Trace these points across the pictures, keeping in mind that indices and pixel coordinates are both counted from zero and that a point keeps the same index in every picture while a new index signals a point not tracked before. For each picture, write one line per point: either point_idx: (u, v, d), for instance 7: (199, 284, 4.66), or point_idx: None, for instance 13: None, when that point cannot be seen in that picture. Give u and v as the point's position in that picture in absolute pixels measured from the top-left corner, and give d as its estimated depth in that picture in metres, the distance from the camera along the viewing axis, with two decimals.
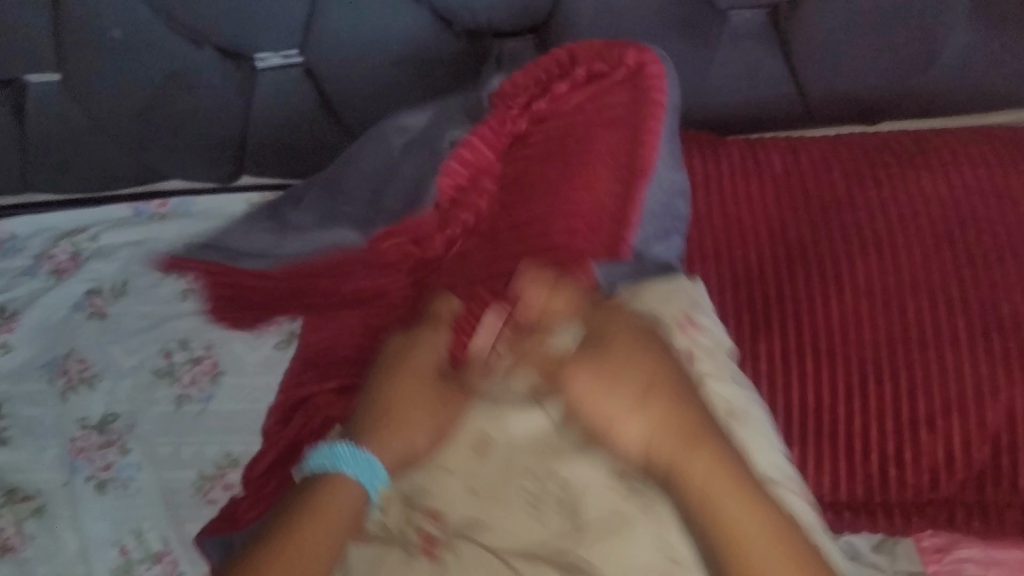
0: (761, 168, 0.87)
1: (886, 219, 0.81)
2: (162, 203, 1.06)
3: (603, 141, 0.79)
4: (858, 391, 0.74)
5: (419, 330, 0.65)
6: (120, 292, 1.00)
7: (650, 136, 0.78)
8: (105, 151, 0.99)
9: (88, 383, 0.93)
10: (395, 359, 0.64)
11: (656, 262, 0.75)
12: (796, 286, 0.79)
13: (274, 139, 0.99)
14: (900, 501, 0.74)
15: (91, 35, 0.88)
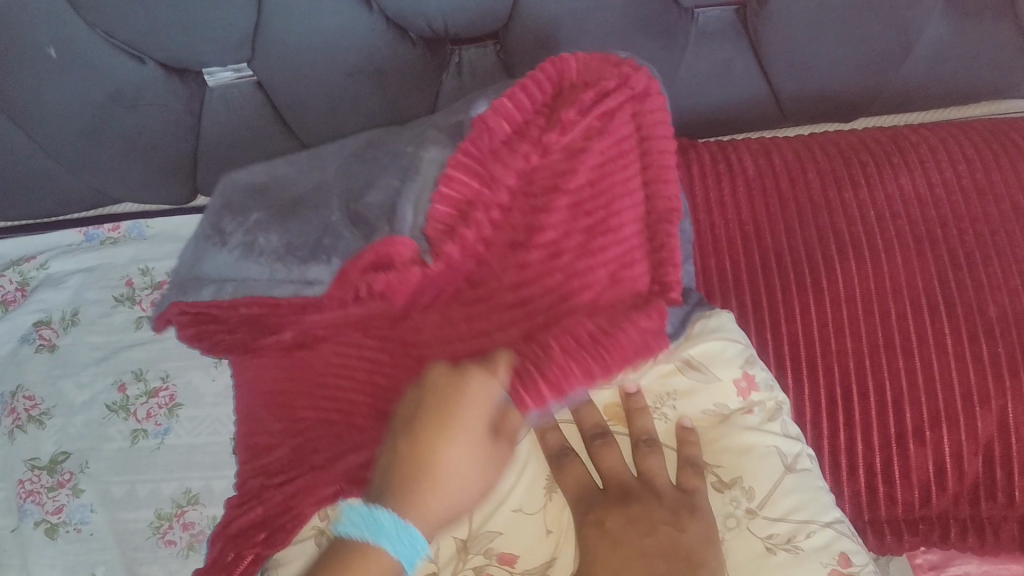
0: (735, 170, 0.84)
1: (865, 221, 0.77)
2: (114, 227, 1.01)
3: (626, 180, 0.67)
4: (842, 406, 0.71)
5: (471, 371, 0.56)
6: (70, 322, 0.96)
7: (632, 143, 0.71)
8: (50, 177, 0.94)
9: (37, 421, 0.89)
10: (440, 408, 0.54)
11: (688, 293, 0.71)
12: (774, 295, 0.75)
13: (228, 153, 0.95)
14: (890, 518, 0.71)
15: (24, 57, 0.79)
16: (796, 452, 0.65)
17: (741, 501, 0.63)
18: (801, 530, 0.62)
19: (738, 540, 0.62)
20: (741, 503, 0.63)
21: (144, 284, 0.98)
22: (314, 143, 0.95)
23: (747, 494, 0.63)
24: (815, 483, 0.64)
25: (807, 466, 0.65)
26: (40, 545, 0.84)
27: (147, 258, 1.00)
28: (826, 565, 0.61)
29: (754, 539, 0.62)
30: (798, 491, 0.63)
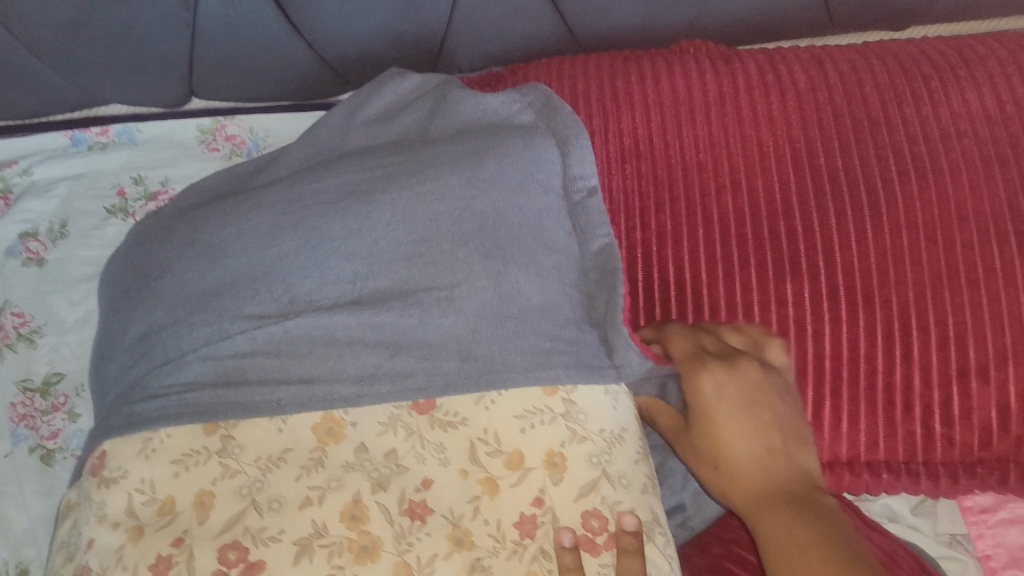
0: (783, 83, 0.76)
1: (928, 141, 0.71)
2: (102, 130, 0.94)
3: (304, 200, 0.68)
4: (901, 340, 0.66)
5: None
6: (59, 235, 0.89)
7: (455, 144, 0.68)
8: (32, 76, 0.86)
9: (28, 339, 0.83)
10: None
11: (389, 205, 0.63)
12: (829, 221, 0.69)
13: (228, 57, 0.86)
14: (945, 460, 0.67)
15: None
16: (107, 451, 0.60)
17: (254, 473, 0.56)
18: (292, 461, 0.57)
19: (339, 498, 0.55)
20: (195, 525, 0.55)
21: (137, 195, 0.91)
22: (322, 44, 0.86)
23: (287, 437, 0.58)
24: (222, 415, 0.58)
25: (223, 350, 0.60)
26: (36, 474, 0.79)
27: (139, 164, 0.93)
28: (384, 507, 0.55)
29: (463, 446, 0.57)
30: (260, 430, 0.58)
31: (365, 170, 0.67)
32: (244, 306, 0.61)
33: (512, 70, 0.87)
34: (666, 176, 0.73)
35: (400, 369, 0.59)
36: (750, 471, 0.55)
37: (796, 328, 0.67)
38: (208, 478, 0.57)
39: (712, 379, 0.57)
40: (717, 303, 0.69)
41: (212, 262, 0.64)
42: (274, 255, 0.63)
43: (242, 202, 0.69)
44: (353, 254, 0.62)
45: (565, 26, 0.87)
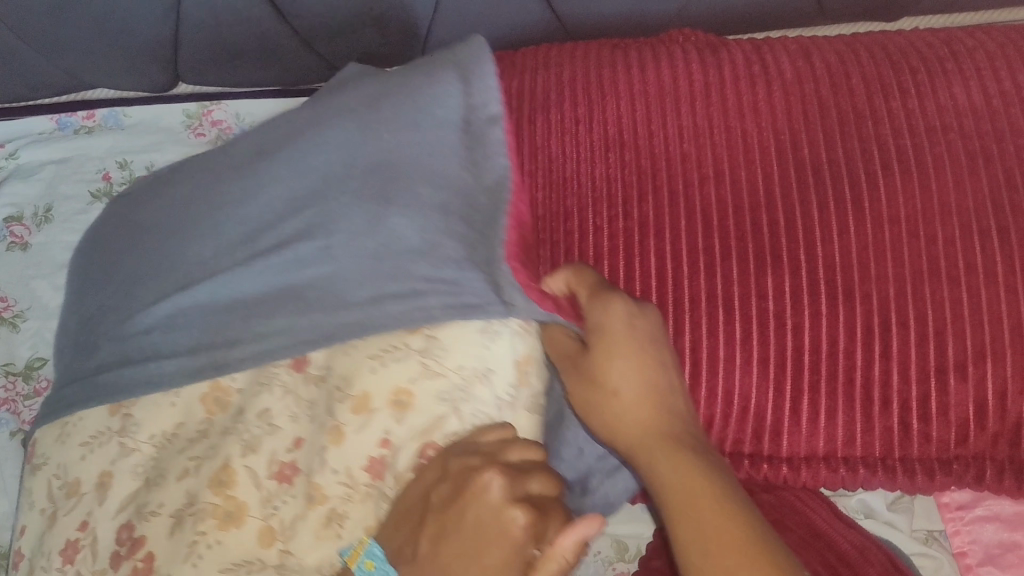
0: (769, 74, 0.75)
1: (913, 134, 0.70)
2: (89, 114, 0.93)
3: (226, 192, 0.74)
4: (879, 334, 0.65)
5: None
6: (43, 219, 0.89)
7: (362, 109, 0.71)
8: (16, 58, 0.85)
9: (12, 323, 0.84)
10: None
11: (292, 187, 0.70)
12: (812, 213, 0.68)
13: (212, 40, 0.86)
14: (922, 456, 0.67)
15: None
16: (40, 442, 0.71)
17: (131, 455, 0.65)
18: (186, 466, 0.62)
19: (212, 467, 0.61)
20: (95, 506, 0.64)
21: (122, 179, 0.91)
22: (307, 29, 0.86)
23: (178, 410, 0.66)
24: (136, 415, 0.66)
25: (108, 349, 0.70)
26: (19, 457, 0.79)
27: (124, 148, 0.92)
28: (240, 472, 0.60)
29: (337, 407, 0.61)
30: (154, 413, 0.66)
31: (273, 154, 0.73)
32: (157, 278, 0.71)
33: (500, 57, 0.86)
34: (649, 166, 0.72)
35: (290, 329, 0.64)
36: (636, 416, 0.55)
37: (776, 321, 0.66)
38: (78, 469, 0.66)
39: (621, 311, 0.57)
40: (697, 295, 0.67)
41: (137, 265, 0.73)
42: (189, 246, 0.71)
43: (167, 205, 0.77)
44: (247, 239, 0.69)
45: (552, 14, 0.86)
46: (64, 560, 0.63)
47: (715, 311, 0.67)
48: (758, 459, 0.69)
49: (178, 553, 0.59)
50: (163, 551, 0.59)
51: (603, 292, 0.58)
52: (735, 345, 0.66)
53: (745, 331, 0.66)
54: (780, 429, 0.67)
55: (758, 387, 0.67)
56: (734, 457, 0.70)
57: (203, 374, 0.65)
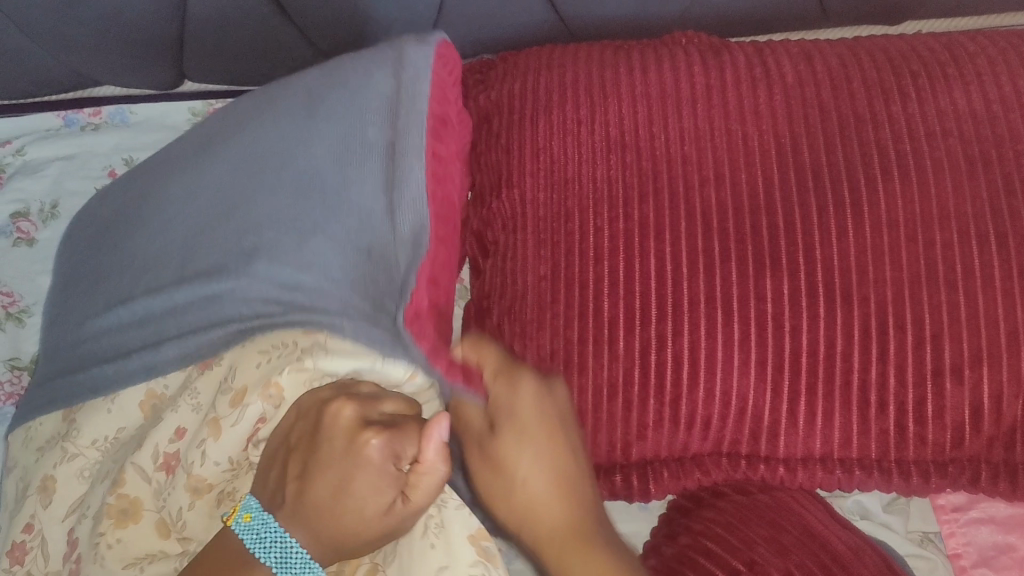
0: (770, 77, 0.76)
1: (912, 138, 0.71)
2: (95, 111, 0.94)
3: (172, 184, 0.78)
4: (876, 337, 0.66)
5: None
6: (50, 215, 0.89)
7: (306, 123, 0.74)
8: (24, 55, 0.86)
9: (17, 318, 0.85)
10: None
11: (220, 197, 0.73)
12: (810, 216, 0.68)
13: (218, 39, 0.86)
14: (918, 458, 0.68)
15: None
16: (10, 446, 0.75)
17: (70, 460, 0.68)
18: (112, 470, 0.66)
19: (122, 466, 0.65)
20: (40, 509, 0.67)
21: None
22: (313, 28, 0.86)
23: (114, 417, 0.69)
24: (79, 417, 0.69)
25: (69, 353, 0.75)
26: None
27: (131, 147, 0.93)
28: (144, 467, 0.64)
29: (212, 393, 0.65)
30: (90, 416, 0.69)
31: (217, 160, 0.76)
32: (109, 286, 0.75)
33: (503, 58, 0.87)
34: (650, 167, 0.73)
35: (203, 337, 0.68)
36: (549, 510, 0.56)
37: (774, 322, 0.67)
38: (32, 473, 0.69)
39: (527, 388, 0.59)
40: (696, 297, 0.68)
41: (90, 277, 0.78)
42: (132, 257, 0.75)
43: (115, 211, 0.81)
44: (179, 250, 0.72)
45: (556, 15, 0.87)
46: (13, 562, 0.66)
47: (714, 313, 0.67)
48: (754, 460, 0.70)
49: (90, 556, 0.63)
50: (86, 557, 0.64)
51: (513, 368, 0.61)
52: (734, 348, 0.67)
53: (743, 333, 0.67)
54: (777, 431, 0.68)
55: (755, 389, 0.67)
56: (731, 457, 0.70)
57: (130, 371, 0.69)
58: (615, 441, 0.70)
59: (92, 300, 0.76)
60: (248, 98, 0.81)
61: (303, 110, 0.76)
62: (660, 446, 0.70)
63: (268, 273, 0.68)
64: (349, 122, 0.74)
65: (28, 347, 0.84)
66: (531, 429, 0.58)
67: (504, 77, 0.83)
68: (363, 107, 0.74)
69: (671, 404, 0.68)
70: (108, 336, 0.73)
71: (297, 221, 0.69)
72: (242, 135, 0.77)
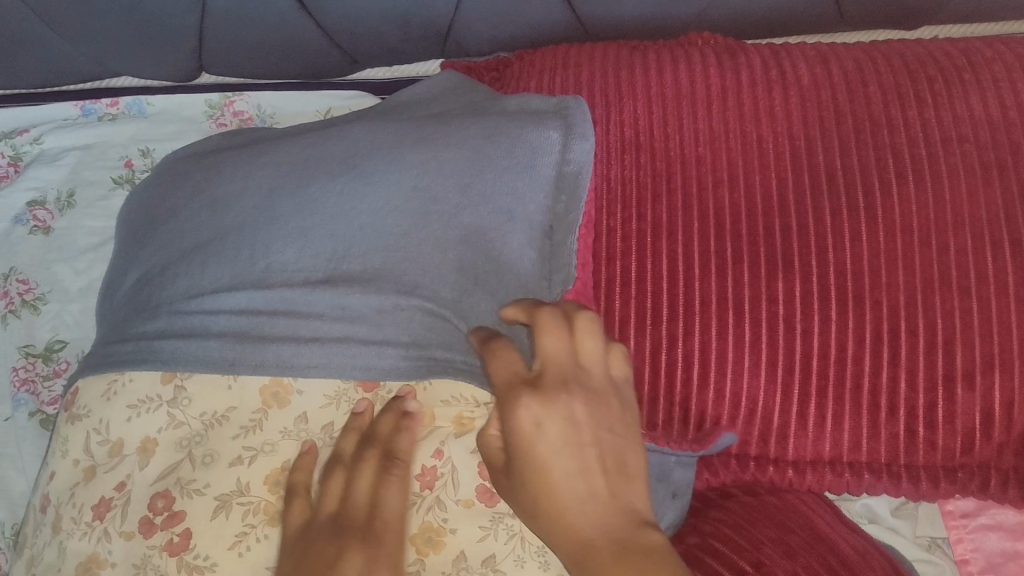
0: (787, 80, 0.76)
1: (929, 143, 0.71)
2: (113, 102, 0.95)
3: (318, 166, 0.69)
4: (888, 342, 0.66)
5: None
6: (66, 204, 0.90)
7: (462, 160, 0.68)
8: (43, 46, 0.87)
9: (32, 306, 0.85)
10: None
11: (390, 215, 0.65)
12: (823, 219, 0.69)
13: (235, 34, 0.87)
14: (928, 464, 0.68)
15: None
16: (84, 389, 0.66)
17: (181, 425, 0.62)
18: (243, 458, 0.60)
19: (269, 462, 0.60)
20: (137, 470, 0.61)
21: (144, 167, 0.93)
22: (330, 24, 0.86)
23: (234, 395, 0.62)
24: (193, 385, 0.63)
25: (171, 307, 0.66)
26: (35, 437, 0.81)
27: (148, 137, 0.94)
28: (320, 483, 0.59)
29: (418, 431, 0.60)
30: (208, 388, 0.63)
31: (356, 160, 0.69)
32: (223, 252, 0.67)
33: (520, 55, 0.87)
34: (664, 168, 0.73)
35: (355, 348, 0.62)
36: (588, 507, 0.51)
37: (785, 325, 0.67)
38: (127, 426, 0.63)
39: (529, 411, 0.51)
40: (707, 298, 0.68)
41: (184, 241, 0.70)
42: (257, 220, 0.67)
43: (228, 173, 0.72)
44: (311, 249, 0.65)
45: (573, 14, 0.87)
46: (96, 517, 0.60)
47: (725, 314, 0.67)
48: (763, 462, 0.70)
49: (222, 540, 0.57)
50: (202, 535, 0.57)
51: (516, 389, 0.53)
52: (745, 348, 0.67)
53: (754, 335, 0.67)
54: (786, 432, 0.68)
55: (765, 391, 0.67)
56: (740, 460, 0.71)
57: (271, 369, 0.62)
58: None
59: (195, 271, 0.67)
60: (367, 128, 0.72)
61: (441, 141, 0.70)
62: None
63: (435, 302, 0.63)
64: (510, 185, 0.68)
65: (43, 334, 0.84)
66: (555, 448, 0.51)
67: (520, 75, 0.84)
68: (533, 167, 0.69)
69: (680, 404, 0.68)
70: (221, 316, 0.64)
71: (456, 260, 0.64)
72: (378, 153, 0.69)
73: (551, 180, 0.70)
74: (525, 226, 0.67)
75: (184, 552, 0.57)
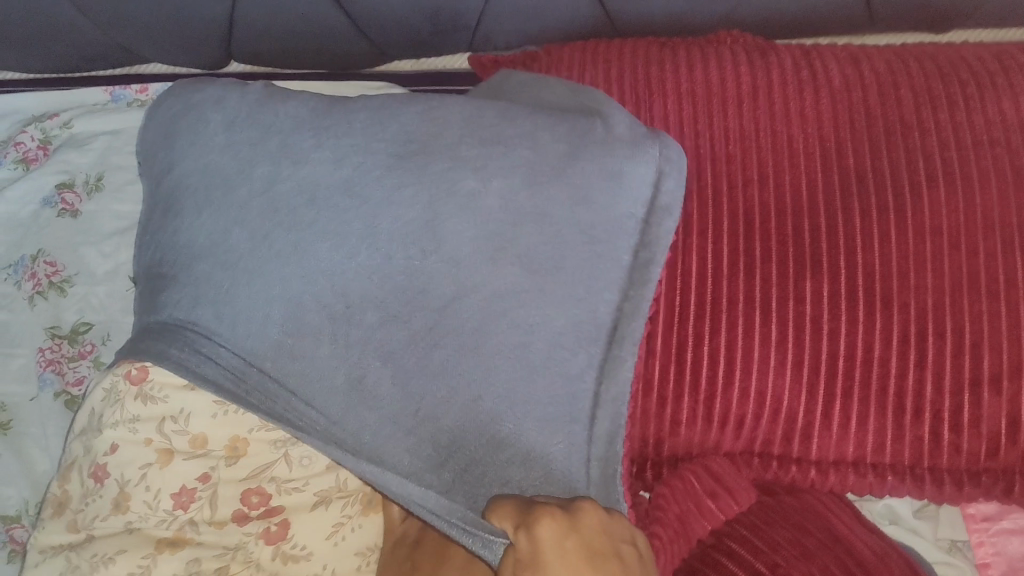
0: (818, 81, 0.76)
1: (959, 147, 0.70)
2: (142, 88, 0.96)
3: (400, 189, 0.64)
4: (915, 344, 0.66)
5: None
6: (94, 188, 0.91)
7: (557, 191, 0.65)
8: (75, 30, 0.87)
9: (58, 288, 0.86)
10: None
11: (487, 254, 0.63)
12: (852, 220, 0.68)
13: (266, 23, 0.88)
14: (952, 467, 0.68)
15: None
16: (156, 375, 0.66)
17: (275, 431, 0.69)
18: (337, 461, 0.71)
19: None
20: (223, 466, 0.68)
21: None
22: (360, 15, 0.87)
23: None
24: None
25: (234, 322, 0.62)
26: (60, 416, 0.82)
27: None
28: None
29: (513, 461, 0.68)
30: None
31: (446, 182, 0.64)
32: (296, 269, 0.62)
33: (548, 51, 0.87)
34: (694, 165, 0.73)
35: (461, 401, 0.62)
36: None
37: (812, 326, 0.67)
38: (213, 424, 0.67)
39: (552, 527, 0.51)
40: (734, 295, 0.67)
41: (235, 213, 0.63)
42: (332, 242, 0.62)
43: (284, 162, 0.64)
44: (381, 250, 0.62)
45: (603, 10, 0.87)
46: (178, 504, 0.67)
47: (753, 313, 0.67)
48: (786, 461, 0.71)
49: (321, 531, 0.70)
50: (300, 524, 0.70)
51: (528, 518, 0.52)
52: (771, 347, 0.67)
53: (781, 334, 0.67)
54: (810, 432, 0.68)
55: (790, 390, 0.67)
56: (762, 459, 0.71)
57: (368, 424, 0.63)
58: (647, 436, 0.71)
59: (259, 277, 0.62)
60: (469, 110, 0.68)
61: (529, 162, 0.66)
62: (691, 441, 0.71)
63: (512, 347, 0.63)
64: (600, 229, 0.66)
65: (69, 316, 0.85)
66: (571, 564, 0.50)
67: (548, 69, 0.84)
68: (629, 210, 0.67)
69: (705, 401, 0.68)
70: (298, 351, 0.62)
71: (545, 297, 0.64)
72: (469, 174, 0.64)
73: (640, 213, 0.67)
74: (613, 266, 0.66)
75: (280, 542, 0.69)
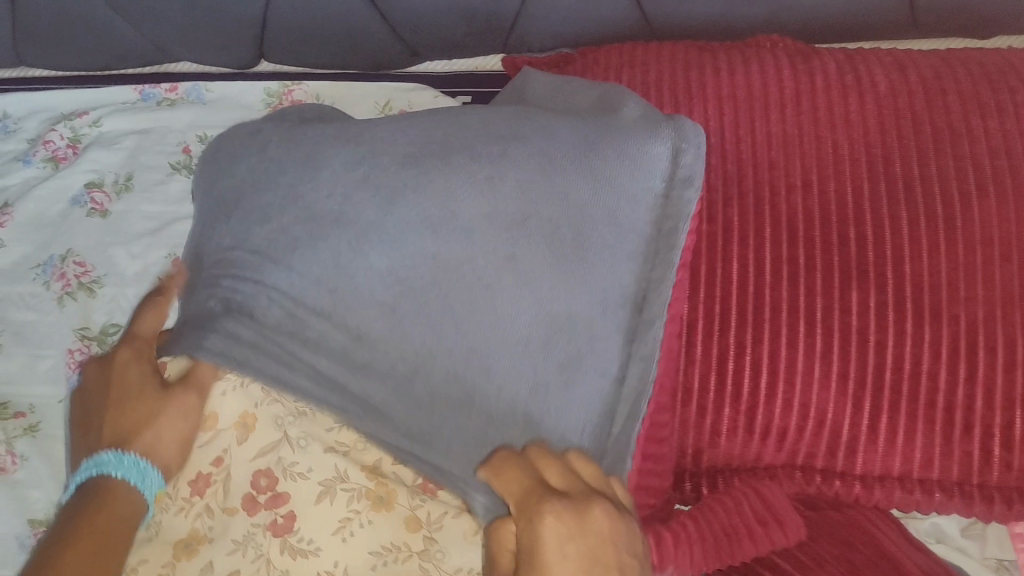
0: (862, 86, 0.74)
1: (1010, 155, 0.69)
2: (172, 87, 0.95)
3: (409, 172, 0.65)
4: (965, 357, 0.64)
5: None
6: (124, 188, 0.90)
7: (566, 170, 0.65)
8: (107, 28, 0.87)
9: (88, 289, 0.85)
10: None
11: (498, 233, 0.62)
12: (899, 229, 0.67)
13: (299, 24, 0.87)
14: (1001, 484, 0.66)
15: None
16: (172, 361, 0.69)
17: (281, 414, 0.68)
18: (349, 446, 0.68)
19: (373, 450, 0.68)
20: (233, 445, 0.67)
21: None
22: (394, 16, 0.86)
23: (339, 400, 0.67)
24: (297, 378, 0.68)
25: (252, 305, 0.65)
26: None
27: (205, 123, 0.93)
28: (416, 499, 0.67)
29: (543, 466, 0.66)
30: None
31: (452, 166, 0.64)
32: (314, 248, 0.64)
33: (583, 53, 0.86)
34: (736, 171, 0.71)
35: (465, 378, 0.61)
36: None
37: (858, 337, 0.65)
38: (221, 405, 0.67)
39: (555, 527, 0.47)
40: (779, 304, 0.66)
41: (268, 204, 0.67)
42: (347, 222, 0.63)
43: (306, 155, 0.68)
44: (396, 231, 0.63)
45: (640, 12, 0.86)
46: (193, 491, 0.65)
47: (797, 324, 0.66)
48: (830, 475, 0.69)
49: (328, 528, 0.64)
50: (309, 517, 0.65)
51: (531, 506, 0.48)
52: (816, 359, 0.65)
53: (826, 345, 0.65)
54: (855, 446, 0.67)
55: (835, 403, 0.66)
56: (805, 472, 0.69)
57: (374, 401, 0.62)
58: (687, 447, 0.69)
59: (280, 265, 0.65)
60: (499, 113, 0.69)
61: (541, 146, 0.66)
62: (732, 454, 0.69)
63: (544, 322, 0.61)
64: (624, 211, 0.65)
65: (99, 317, 0.84)
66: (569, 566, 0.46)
67: (585, 72, 0.83)
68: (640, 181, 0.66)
69: (747, 413, 0.67)
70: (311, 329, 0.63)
71: (552, 272, 0.62)
72: (476, 154, 0.65)
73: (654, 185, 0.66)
74: (632, 237, 0.65)
75: (286, 533, 0.64)
